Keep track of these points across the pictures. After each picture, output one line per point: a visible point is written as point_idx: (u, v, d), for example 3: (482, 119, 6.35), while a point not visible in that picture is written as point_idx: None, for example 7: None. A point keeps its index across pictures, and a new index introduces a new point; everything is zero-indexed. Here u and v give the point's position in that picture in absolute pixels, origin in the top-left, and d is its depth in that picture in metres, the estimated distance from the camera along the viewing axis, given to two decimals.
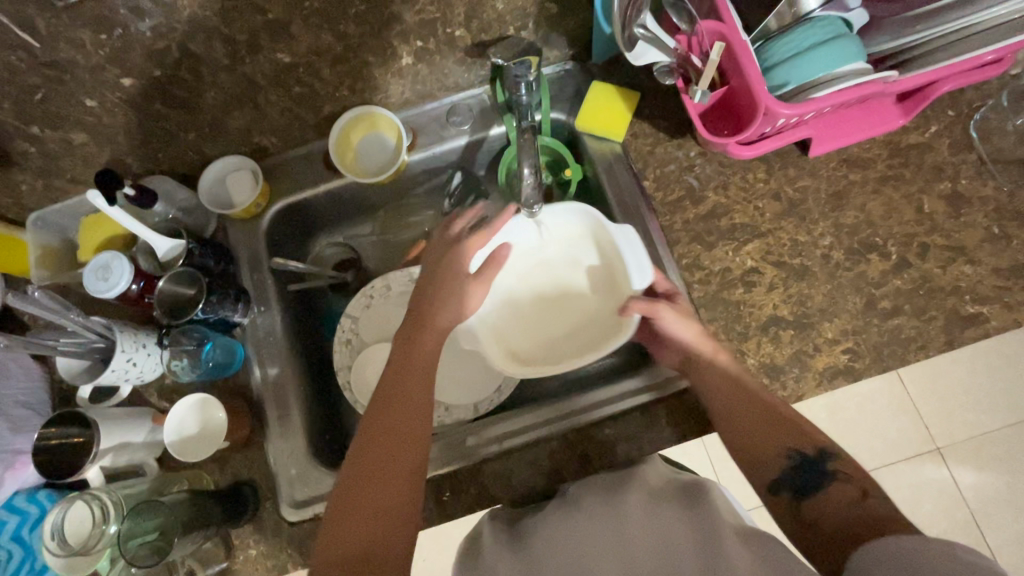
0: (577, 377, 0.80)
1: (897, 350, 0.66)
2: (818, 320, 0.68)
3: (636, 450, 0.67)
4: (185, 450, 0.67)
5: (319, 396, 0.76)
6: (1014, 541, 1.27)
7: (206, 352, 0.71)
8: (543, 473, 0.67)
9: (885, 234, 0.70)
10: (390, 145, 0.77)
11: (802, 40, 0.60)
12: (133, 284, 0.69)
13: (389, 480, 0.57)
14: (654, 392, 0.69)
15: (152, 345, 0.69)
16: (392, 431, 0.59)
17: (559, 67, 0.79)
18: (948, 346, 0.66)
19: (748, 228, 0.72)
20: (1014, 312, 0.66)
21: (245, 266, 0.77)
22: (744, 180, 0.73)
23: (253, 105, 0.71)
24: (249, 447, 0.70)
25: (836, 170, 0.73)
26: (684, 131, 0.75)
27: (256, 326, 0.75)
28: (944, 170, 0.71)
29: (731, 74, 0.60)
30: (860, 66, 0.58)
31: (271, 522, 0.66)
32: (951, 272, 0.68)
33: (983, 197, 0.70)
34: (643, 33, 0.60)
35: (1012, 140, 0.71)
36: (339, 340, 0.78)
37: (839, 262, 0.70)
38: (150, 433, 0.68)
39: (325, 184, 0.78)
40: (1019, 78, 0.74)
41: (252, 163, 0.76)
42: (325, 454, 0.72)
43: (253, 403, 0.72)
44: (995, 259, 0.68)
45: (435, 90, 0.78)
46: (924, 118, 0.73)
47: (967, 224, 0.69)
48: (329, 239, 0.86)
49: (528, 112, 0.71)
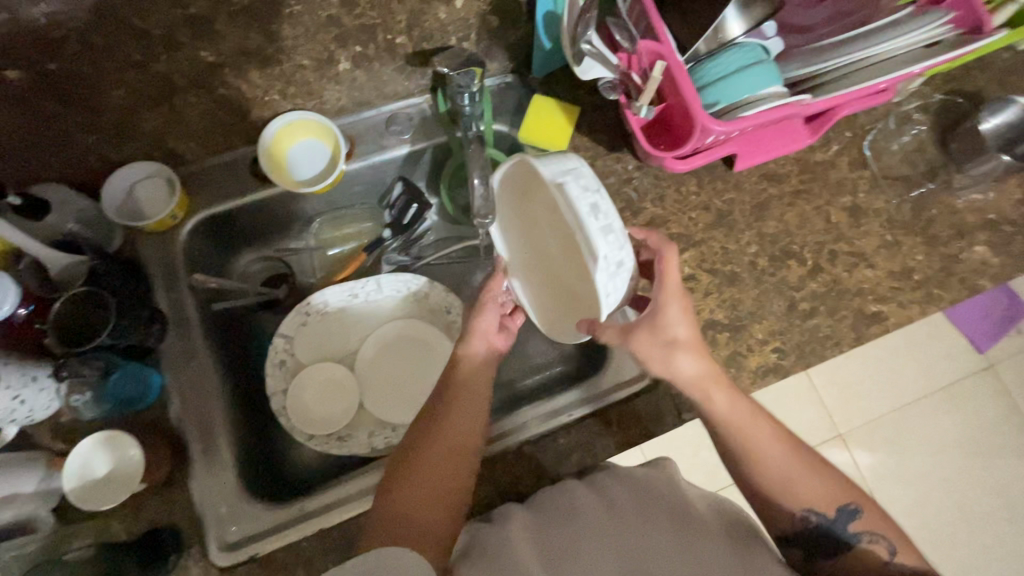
0: (527, 387, 0.80)
1: (816, 347, 0.73)
2: (748, 322, 0.73)
3: (590, 457, 0.67)
4: (89, 497, 0.57)
5: (247, 425, 0.69)
6: (903, 512, 1.42)
7: (114, 384, 0.61)
8: (499, 488, 0.65)
9: (801, 242, 0.77)
10: (327, 153, 0.73)
11: (727, 64, 0.64)
12: (19, 308, 0.59)
13: (434, 461, 0.55)
14: (595, 402, 0.70)
15: (45, 378, 0.59)
16: (463, 412, 0.59)
17: (500, 79, 0.80)
18: (856, 342, 0.73)
19: (684, 238, 0.76)
20: (906, 310, 0.75)
21: (159, 285, 0.69)
22: (678, 193, 0.78)
23: (169, 107, 0.64)
24: (170, 488, 0.62)
25: (757, 183, 0.79)
26: (621, 146, 0.78)
27: (175, 350, 0.67)
28: (845, 185, 0.80)
29: (668, 92, 0.63)
30: (778, 90, 0.64)
31: (198, 570, 0.59)
32: (855, 276, 0.76)
33: (877, 209, 0.79)
34: (589, 49, 0.64)
35: (896, 159, 0.82)
36: (271, 362, 0.72)
37: (763, 269, 0.76)
38: (44, 480, 0.58)
39: (252, 193, 0.73)
40: (900, 105, 0.84)
41: (169, 170, 0.69)
42: (261, 487, 0.66)
43: (172, 437, 0.64)
44: (889, 264, 0.77)
45: (373, 98, 0.75)
46: (826, 139, 0.82)
47: (866, 232, 0.78)
48: (257, 253, 0.80)
49: (473, 122, 0.72)
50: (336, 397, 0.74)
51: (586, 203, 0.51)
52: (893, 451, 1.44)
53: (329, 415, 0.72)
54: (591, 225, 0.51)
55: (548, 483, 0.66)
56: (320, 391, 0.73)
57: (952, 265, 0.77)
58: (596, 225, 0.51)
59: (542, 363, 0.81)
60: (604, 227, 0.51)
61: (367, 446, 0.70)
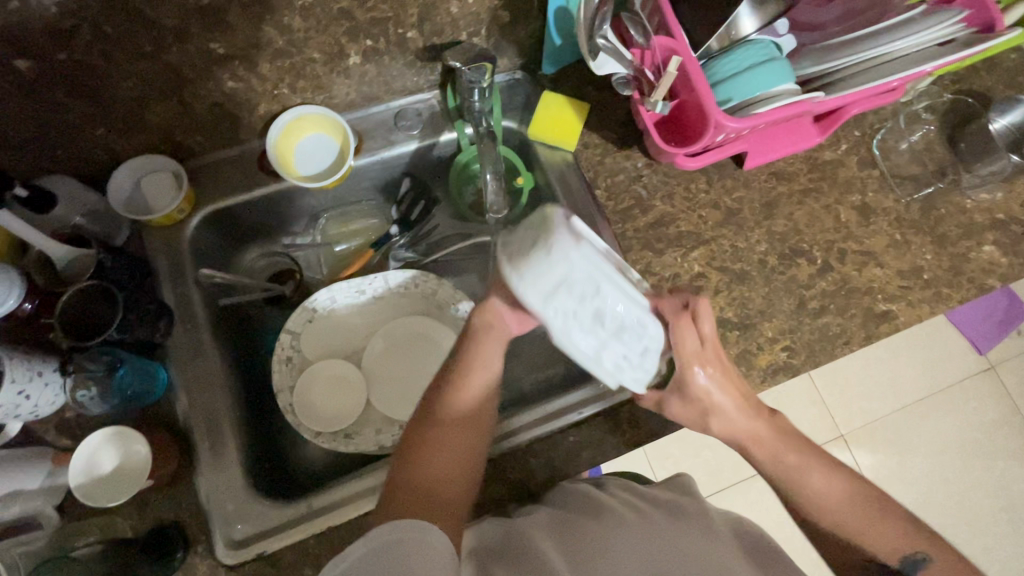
0: (535, 385, 0.79)
1: (826, 346, 0.72)
2: (758, 320, 0.73)
3: (601, 455, 0.67)
4: (94, 494, 0.57)
5: (253, 422, 0.69)
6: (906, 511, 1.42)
7: (119, 379, 0.60)
8: (509, 486, 0.65)
9: (810, 241, 0.77)
10: (335, 148, 0.73)
11: (740, 60, 0.64)
12: (25, 303, 0.58)
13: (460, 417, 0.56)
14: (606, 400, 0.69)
15: (51, 373, 0.58)
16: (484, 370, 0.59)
17: (509, 75, 0.80)
18: (867, 341, 0.73)
19: (693, 236, 0.76)
20: (916, 309, 0.75)
21: (166, 280, 0.68)
22: (687, 191, 0.77)
23: (178, 100, 0.64)
24: (176, 484, 0.61)
25: (766, 182, 0.79)
26: (630, 143, 0.78)
27: (181, 345, 0.67)
28: (855, 184, 0.80)
29: (681, 88, 0.63)
30: (791, 87, 0.64)
31: (205, 567, 0.58)
32: (865, 275, 0.76)
33: (886, 208, 0.79)
34: (605, 44, 0.61)
35: (905, 158, 0.82)
36: (277, 359, 0.71)
37: (773, 267, 0.75)
38: (49, 477, 0.58)
39: (259, 187, 0.73)
40: (909, 105, 0.84)
41: (176, 165, 0.69)
42: (268, 485, 0.65)
43: (178, 433, 0.64)
44: (899, 262, 0.77)
45: (382, 93, 0.75)
46: (835, 138, 0.82)
47: (875, 231, 0.78)
48: (264, 248, 0.79)
49: (483, 117, 0.73)
50: (344, 393, 0.73)
51: (588, 312, 0.44)
52: (895, 452, 1.44)
53: (336, 412, 0.72)
54: (597, 336, 0.45)
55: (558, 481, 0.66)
56: (327, 388, 0.73)
57: (961, 264, 0.77)
58: (606, 337, 0.45)
59: (550, 360, 0.80)
60: (616, 328, 0.45)
61: (375, 443, 0.68)
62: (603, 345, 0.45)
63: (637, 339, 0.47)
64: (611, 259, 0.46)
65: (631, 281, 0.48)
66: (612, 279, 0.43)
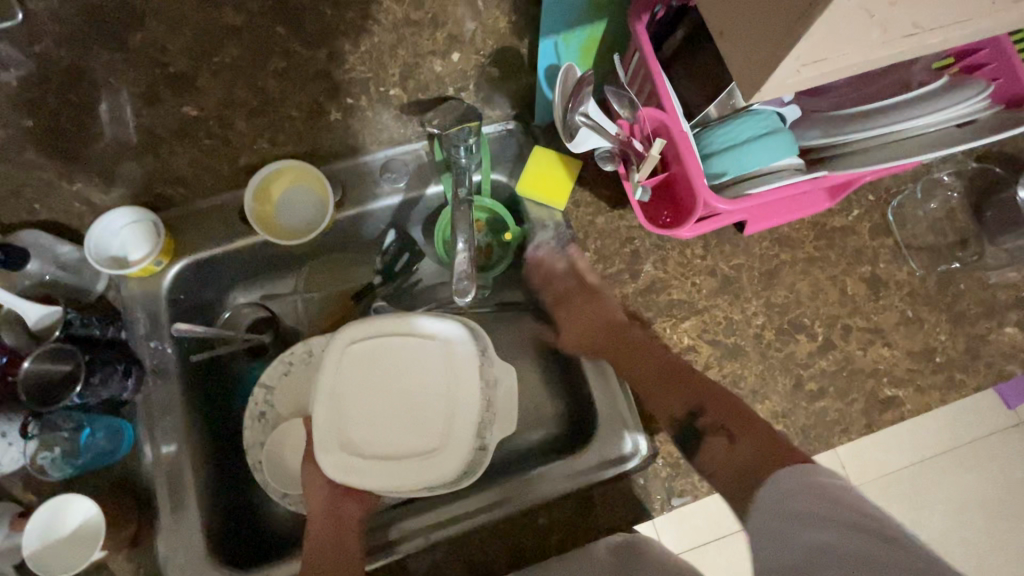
0: (515, 452, 0.76)
1: (821, 433, 0.68)
2: (749, 401, 0.69)
3: (568, 538, 0.64)
4: (48, 559, 0.57)
5: (219, 481, 0.67)
6: None
7: (84, 440, 0.62)
8: (472, 568, 0.63)
9: (812, 314, 0.72)
10: (315, 200, 0.71)
11: (739, 131, 0.59)
12: None
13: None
14: (610, 468, 0.66)
15: (15, 433, 0.61)
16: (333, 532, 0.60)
17: (501, 125, 0.74)
18: (867, 429, 0.69)
19: (685, 306, 0.72)
20: (924, 396, 0.70)
21: (143, 330, 0.67)
22: (682, 257, 0.73)
23: (154, 156, 0.65)
24: (136, 545, 0.61)
25: (768, 249, 0.74)
26: (624, 203, 0.74)
27: (150, 400, 0.66)
28: (865, 254, 0.74)
29: (673, 161, 0.59)
30: (793, 161, 0.59)
31: None
32: (870, 355, 0.71)
33: (899, 281, 0.74)
34: (585, 121, 0.60)
35: (923, 227, 0.76)
36: (250, 414, 0.70)
37: (769, 342, 0.71)
38: (7, 538, 0.59)
39: (238, 240, 0.70)
40: (931, 169, 0.78)
41: (152, 214, 0.66)
42: (231, 550, 0.64)
43: (141, 494, 0.63)
44: (908, 342, 0.71)
45: (369, 143, 0.71)
46: (847, 203, 0.76)
47: (885, 306, 0.73)
48: (246, 295, 0.77)
49: (466, 175, 0.67)
50: None
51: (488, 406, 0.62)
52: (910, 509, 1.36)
53: None
54: (493, 390, 0.63)
55: (522, 564, 0.64)
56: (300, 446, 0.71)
57: (978, 347, 0.71)
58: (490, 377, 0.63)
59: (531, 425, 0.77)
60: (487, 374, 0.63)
61: None
62: (493, 381, 0.63)
63: (468, 352, 0.62)
64: (399, 407, 0.61)
65: (410, 377, 0.62)
66: (441, 413, 0.61)
